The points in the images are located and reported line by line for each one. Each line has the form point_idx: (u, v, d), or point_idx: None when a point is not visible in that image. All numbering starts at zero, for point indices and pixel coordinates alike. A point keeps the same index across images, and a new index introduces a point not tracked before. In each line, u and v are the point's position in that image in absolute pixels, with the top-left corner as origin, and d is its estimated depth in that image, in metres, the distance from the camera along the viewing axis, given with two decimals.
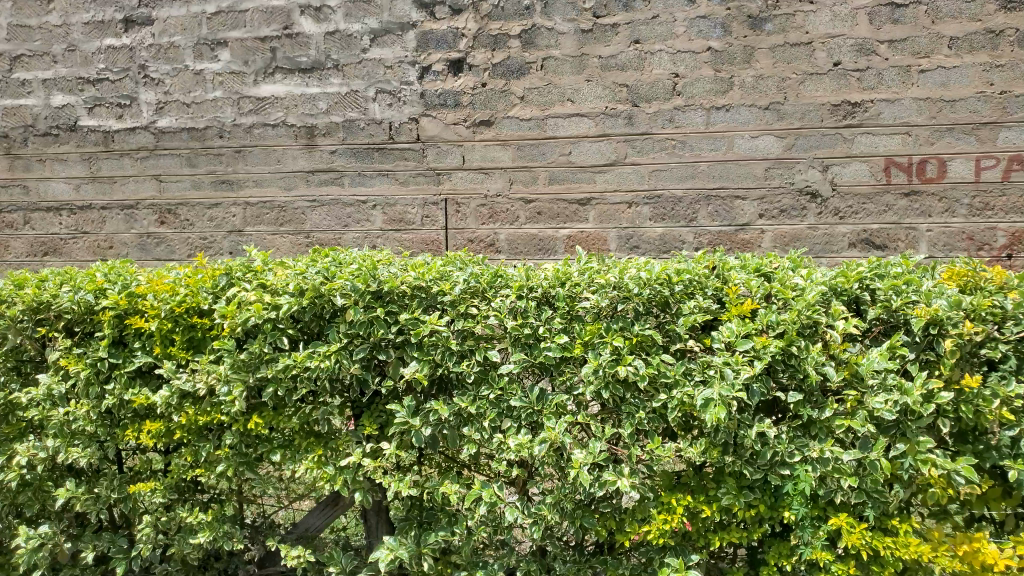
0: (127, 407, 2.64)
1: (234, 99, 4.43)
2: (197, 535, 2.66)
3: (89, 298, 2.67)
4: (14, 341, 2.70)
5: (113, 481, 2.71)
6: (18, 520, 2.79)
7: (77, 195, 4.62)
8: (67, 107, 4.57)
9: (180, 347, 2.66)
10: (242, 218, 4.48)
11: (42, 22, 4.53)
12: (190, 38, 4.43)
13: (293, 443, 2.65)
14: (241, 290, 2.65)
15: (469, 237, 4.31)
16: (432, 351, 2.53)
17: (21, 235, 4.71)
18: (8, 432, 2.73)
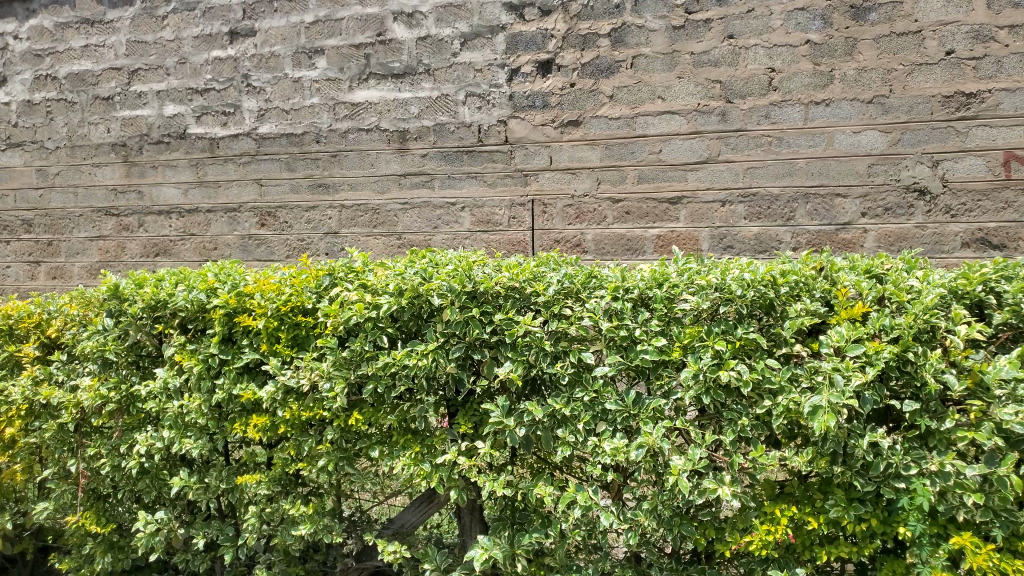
0: (235, 402, 2.75)
1: (330, 105, 4.57)
2: (298, 526, 2.74)
3: (202, 297, 2.79)
4: (134, 337, 2.86)
5: (222, 472, 2.83)
6: (138, 507, 2.95)
7: (185, 199, 4.86)
8: (178, 116, 4.82)
9: (285, 344, 2.76)
10: (338, 220, 4.60)
11: (157, 37, 4.80)
12: (290, 47, 4.60)
13: (390, 440, 2.70)
14: (343, 290, 2.73)
15: (557, 237, 4.28)
16: (526, 352, 2.52)
17: (136, 237, 4.96)
18: (129, 423, 2.87)
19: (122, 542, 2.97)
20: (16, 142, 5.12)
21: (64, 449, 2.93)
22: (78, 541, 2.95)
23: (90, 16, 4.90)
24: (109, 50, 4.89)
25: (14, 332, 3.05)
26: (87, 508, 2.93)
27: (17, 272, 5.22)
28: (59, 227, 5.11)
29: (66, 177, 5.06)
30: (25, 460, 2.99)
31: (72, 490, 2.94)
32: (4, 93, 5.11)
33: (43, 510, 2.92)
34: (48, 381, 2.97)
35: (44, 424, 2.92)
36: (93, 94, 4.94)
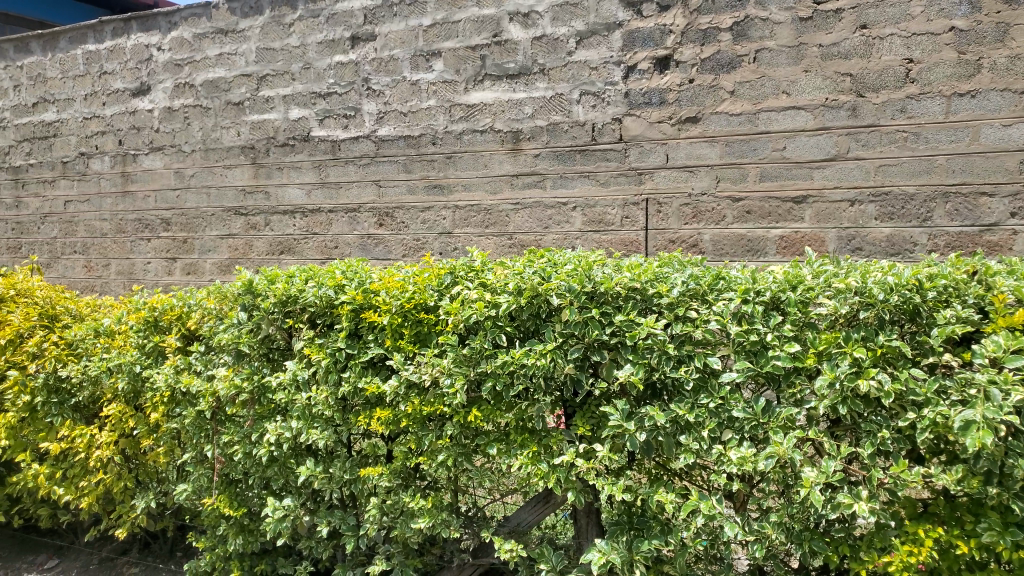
0: (359, 395, 2.84)
1: (446, 107, 4.64)
2: (418, 520, 2.79)
3: (331, 293, 2.91)
4: (267, 331, 3.00)
5: (346, 463, 2.91)
6: (267, 493, 3.06)
7: (308, 200, 5.06)
8: (302, 119, 5.02)
9: (408, 340, 2.81)
10: (452, 220, 4.67)
11: (285, 44, 5.02)
12: (408, 50, 4.71)
13: (509, 438, 2.70)
14: (464, 289, 2.76)
15: (672, 237, 4.19)
16: (647, 356, 2.46)
17: (263, 235, 5.21)
18: (260, 412, 3.00)
19: (251, 526, 3.10)
20: (156, 147, 5.47)
21: (200, 435, 3.09)
22: (213, 522, 3.12)
23: (225, 26, 5.19)
24: (241, 57, 5.15)
25: (158, 323, 3.25)
26: (222, 492, 3.09)
27: (156, 268, 5.58)
28: (193, 225, 5.42)
29: (200, 179, 5.36)
30: (167, 443, 3.19)
31: (208, 474, 3.12)
32: (147, 100, 5.47)
33: (184, 491, 3.13)
34: (188, 370, 3.14)
35: (184, 411, 3.10)
36: (225, 99, 5.22)
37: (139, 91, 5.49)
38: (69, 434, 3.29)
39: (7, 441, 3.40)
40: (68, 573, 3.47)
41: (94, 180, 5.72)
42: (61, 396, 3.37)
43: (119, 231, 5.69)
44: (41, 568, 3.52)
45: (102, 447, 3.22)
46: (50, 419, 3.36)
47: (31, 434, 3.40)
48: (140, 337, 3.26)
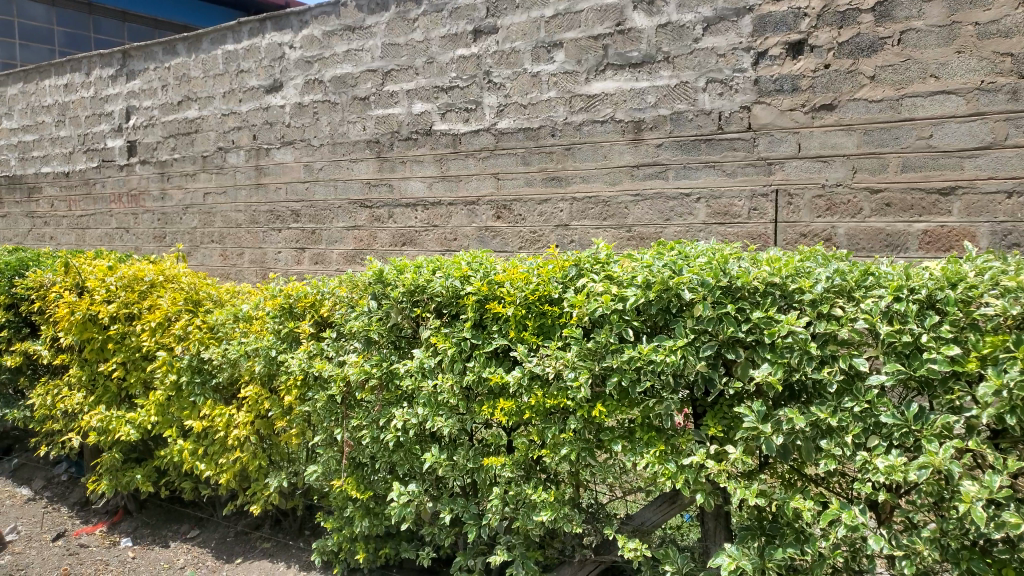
0: (483, 385, 2.85)
1: (567, 98, 4.60)
2: (540, 512, 2.77)
3: (457, 283, 2.94)
4: (395, 319, 3.07)
5: (470, 451, 2.94)
6: (393, 478, 3.12)
7: (429, 193, 5.14)
8: (425, 113, 5.11)
9: (532, 332, 2.80)
10: (569, 213, 4.63)
11: (409, 39, 5.12)
12: (530, 42, 4.69)
13: (634, 435, 2.64)
14: (590, 281, 2.71)
15: (802, 231, 3.98)
16: (786, 355, 2.34)
17: (386, 227, 5.35)
18: (388, 398, 3.07)
19: (377, 509, 3.17)
20: (288, 141, 5.71)
21: (332, 419, 3.20)
22: (341, 503, 3.22)
23: (352, 23, 5.35)
24: (367, 53, 5.30)
25: (292, 310, 3.39)
26: (351, 474, 3.18)
27: (286, 257, 5.84)
28: (321, 217, 5.63)
29: (328, 172, 5.56)
30: (299, 426, 3.31)
31: (337, 456, 3.22)
32: (280, 97, 5.72)
33: (314, 472, 3.25)
34: (320, 355, 3.25)
35: (315, 395, 3.20)
36: (352, 95, 5.39)
37: (272, 88, 5.75)
38: (211, 413, 3.48)
39: (156, 417, 3.64)
40: (207, 544, 3.69)
41: (230, 173, 6.04)
42: (203, 376, 3.56)
43: (252, 222, 5.99)
44: (185, 537, 3.78)
45: (240, 427, 3.39)
46: (194, 398, 3.56)
47: (177, 411, 3.62)
48: (276, 322, 3.41)
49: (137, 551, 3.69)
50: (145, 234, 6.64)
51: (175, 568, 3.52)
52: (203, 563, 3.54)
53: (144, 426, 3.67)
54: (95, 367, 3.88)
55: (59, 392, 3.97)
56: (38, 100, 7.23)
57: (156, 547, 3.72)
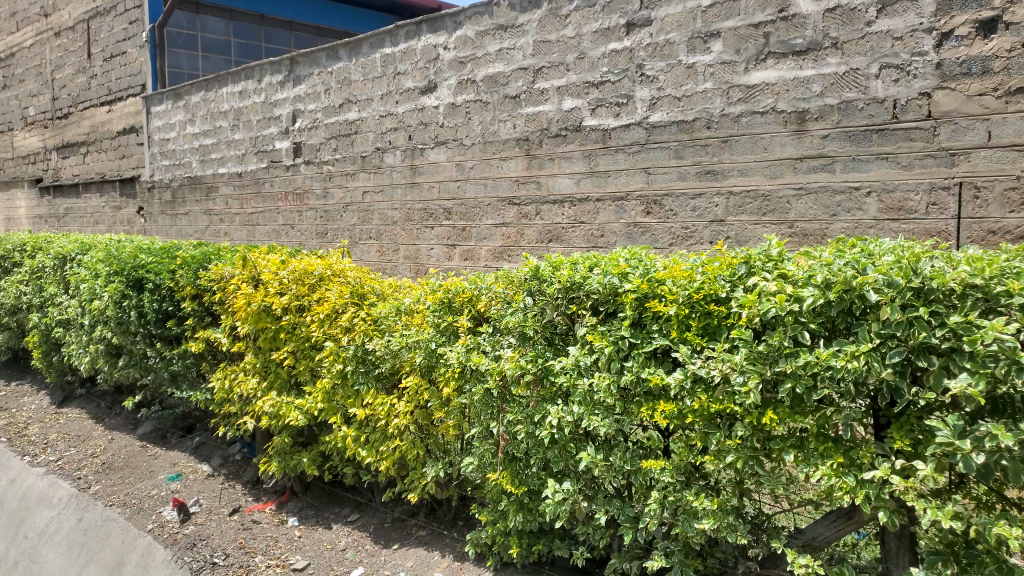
0: (641, 385, 2.77)
1: (724, 89, 4.42)
2: (702, 520, 2.68)
3: (616, 281, 2.88)
4: (551, 315, 3.06)
5: (627, 453, 2.87)
6: (546, 475, 3.11)
7: (578, 189, 5.11)
8: (576, 109, 5.07)
9: (696, 333, 2.70)
10: (725, 208, 4.45)
11: (561, 35, 5.11)
12: (685, 33, 4.55)
13: (808, 446, 2.49)
14: (761, 280, 2.59)
15: (992, 227, 3.60)
16: (990, 365, 2.12)
17: (534, 224, 5.36)
18: (543, 394, 3.06)
19: (530, 505, 3.17)
20: (441, 141, 5.86)
21: (488, 413, 3.23)
22: (495, 496, 3.25)
23: (505, 22, 5.41)
24: (519, 52, 5.34)
25: (452, 304, 3.49)
26: (506, 468, 3.20)
27: (438, 254, 6.01)
28: (470, 214, 5.73)
29: (479, 170, 5.65)
30: (456, 417, 3.37)
31: (492, 450, 3.25)
32: (434, 98, 5.88)
33: (470, 464, 3.30)
34: (477, 349, 3.30)
35: (473, 388, 3.25)
36: (503, 93, 5.45)
37: (427, 89, 5.93)
38: (374, 402, 3.64)
39: (322, 404, 3.84)
40: (367, 528, 3.84)
41: (387, 172, 6.29)
42: (367, 366, 3.72)
43: (407, 219, 6.20)
44: (345, 520, 3.95)
45: (401, 416, 3.52)
46: (358, 386, 3.72)
47: (342, 398, 3.79)
48: (436, 316, 3.50)
49: (303, 530, 3.92)
50: (309, 230, 7.03)
51: (336, 550, 3.70)
52: (363, 546, 3.69)
53: (311, 412, 3.88)
54: (268, 355, 4.14)
55: (236, 376, 4.28)
56: (217, 106, 7.84)
57: (320, 527, 3.92)
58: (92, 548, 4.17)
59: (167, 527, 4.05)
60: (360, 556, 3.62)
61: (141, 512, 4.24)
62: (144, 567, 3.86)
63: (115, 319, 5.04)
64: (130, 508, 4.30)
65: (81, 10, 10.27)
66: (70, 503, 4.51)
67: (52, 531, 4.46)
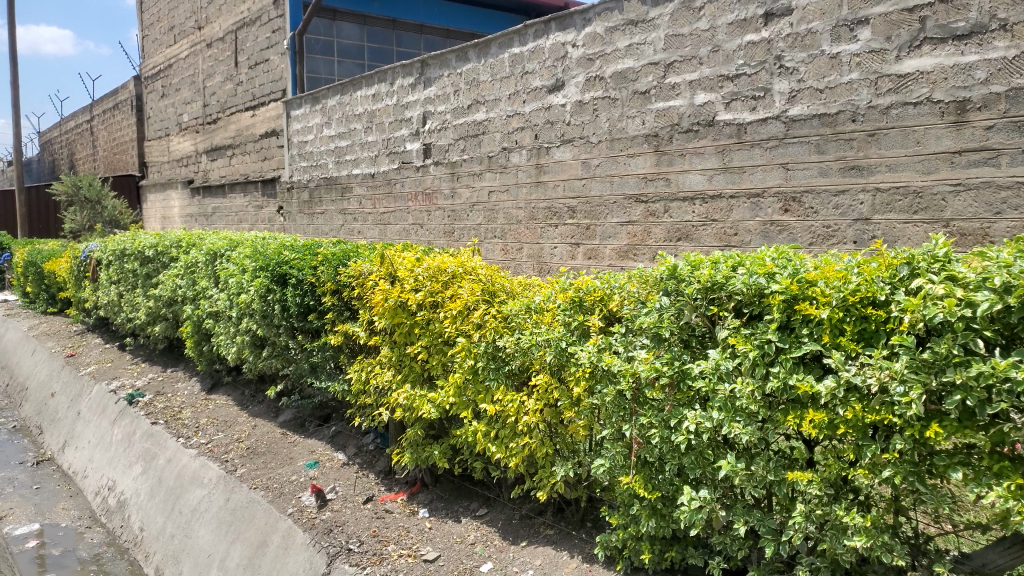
0: (788, 392, 2.63)
1: (872, 79, 4.15)
2: (852, 537, 2.51)
3: (762, 281, 2.77)
4: (690, 317, 2.96)
5: (770, 463, 2.74)
6: (681, 481, 3.01)
7: (710, 185, 4.94)
8: (709, 103, 4.91)
9: (850, 338, 2.54)
10: (871, 205, 4.19)
11: (694, 28, 4.96)
12: (830, 22, 4.31)
13: (980, 464, 2.30)
14: (927, 282, 2.39)
15: None
16: None
17: (662, 222, 5.24)
18: (679, 398, 2.96)
19: (664, 510, 3.08)
20: (567, 139, 5.84)
21: (620, 414, 3.16)
22: (627, 500, 3.17)
23: (635, 18, 5.32)
24: (650, 47, 5.23)
25: (582, 303, 3.45)
26: (638, 472, 3.12)
27: (562, 252, 5.98)
28: (596, 213, 5.67)
29: (605, 168, 5.59)
30: (587, 418, 3.32)
31: (624, 452, 3.19)
32: (562, 96, 5.87)
33: (601, 466, 3.23)
34: (609, 349, 3.24)
35: (605, 388, 3.19)
36: (633, 89, 5.36)
37: (555, 87, 5.92)
38: (503, 399, 3.66)
39: (454, 398, 3.90)
40: (495, 523, 3.87)
41: (513, 171, 6.33)
42: (498, 362, 3.74)
43: (531, 218, 6.21)
44: (474, 514, 4.00)
45: (530, 413, 3.51)
46: (489, 382, 3.75)
47: (472, 394, 3.84)
48: (567, 315, 3.47)
49: (433, 522, 4.00)
50: (437, 229, 7.20)
51: (466, 543, 3.75)
52: (491, 541, 3.72)
53: (443, 406, 3.96)
54: (403, 349, 4.25)
55: (372, 369, 4.43)
56: (351, 109, 8.15)
57: (449, 521, 3.99)
58: (238, 528, 4.43)
59: (306, 511, 4.24)
60: (488, 551, 3.64)
61: (281, 496, 4.47)
62: (284, 549, 4.04)
63: (261, 312, 5.33)
64: (273, 492, 4.53)
65: (230, 21, 10.97)
66: (219, 484, 4.81)
67: (203, 509, 4.78)
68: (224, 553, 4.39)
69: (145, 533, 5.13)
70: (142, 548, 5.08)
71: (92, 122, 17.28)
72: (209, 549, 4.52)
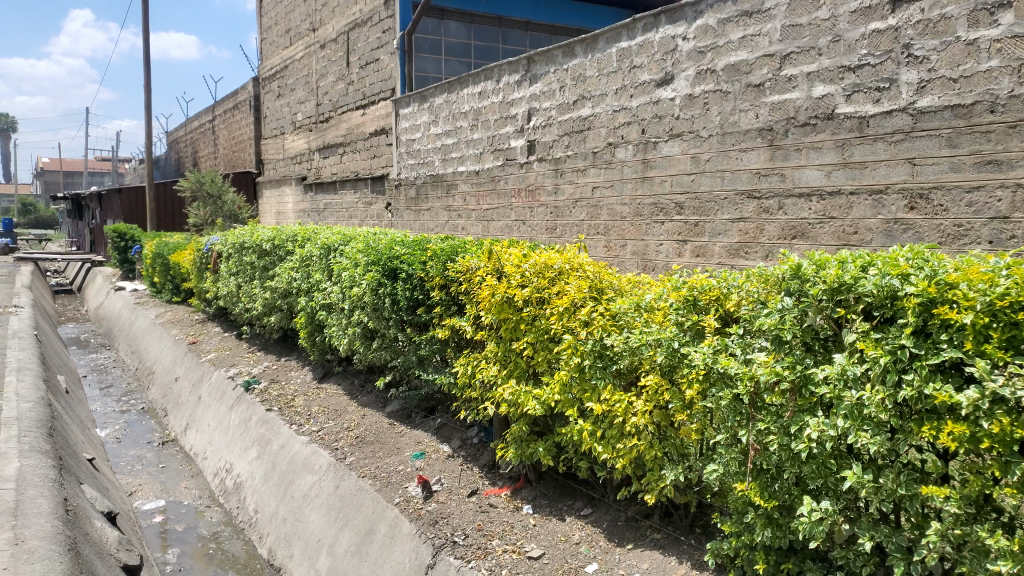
0: (923, 402, 2.46)
1: (1013, 66, 3.84)
2: (996, 561, 2.31)
3: (895, 283, 2.60)
4: (814, 319, 2.84)
5: (901, 476, 2.56)
6: (801, 490, 2.87)
7: (828, 182, 4.71)
8: (828, 96, 4.68)
9: (997, 345, 2.35)
10: (1010, 203, 3.87)
11: (813, 18, 4.74)
12: (966, 6, 4.01)
13: None
14: None
15: None
16: None
17: (775, 220, 5.03)
18: (801, 405, 2.83)
19: (781, 520, 2.94)
20: (676, 134, 5.71)
21: (736, 419, 3.05)
22: (740, 507, 3.06)
23: (750, 8, 5.14)
24: (765, 38, 5.04)
25: (696, 303, 3.36)
26: (754, 479, 3.00)
27: (667, 250, 5.84)
28: (706, 209, 5.51)
29: (715, 163, 5.42)
30: (700, 421, 3.23)
31: (739, 458, 3.06)
32: (670, 90, 5.74)
33: (713, 471, 3.13)
34: (724, 351, 3.14)
35: (720, 392, 3.08)
36: (746, 82, 5.18)
37: (664, 81, 5.79)
38: (610, 398, 3.60)
39: (559, 396, 3.88)
40: (600, 524, 3.83)
41: (618, 167, 6.24)
42: (605, 361, 3.69)
43: (636, 215, 6.11)
44: (578, 514, 3.97)
45: (639, 415, 3.44)
46: (595, 381, 3.69)
47: (578, 392, 3.80)
48: (679, 315, 3.38)
49: (537, 519, 3.99)
50: (539, 226, 7.19)
51: (571, 542, 3.72)
52: (596, 542, 3.68)
53: (548, 402, 3.94)
54: (508, 344, 4.27)
55: (478, 364, 4.47)
56: (458, 107, 8.26)
57: (553, 519, 3.97)
58: (347, 515, 4.57)
59: (412, 502, 4.32)
60: (594, 552, 3.60)
61: (388, 485, 4.57)
62: (391, 538, 4.14)
63: (371, 305, 5.49)
64: (380, 481, 4.64)
65: (342, 23, 11.33)
66: (329, 472, 4.97)
67: (314, 494, 4.96)
68: (334, 538, 4.55)
69: (259, 514, 5.37)
70: (256, 528, 5.32)
71: (214, 122, 18.25)
72: (320, 534, 4.69)
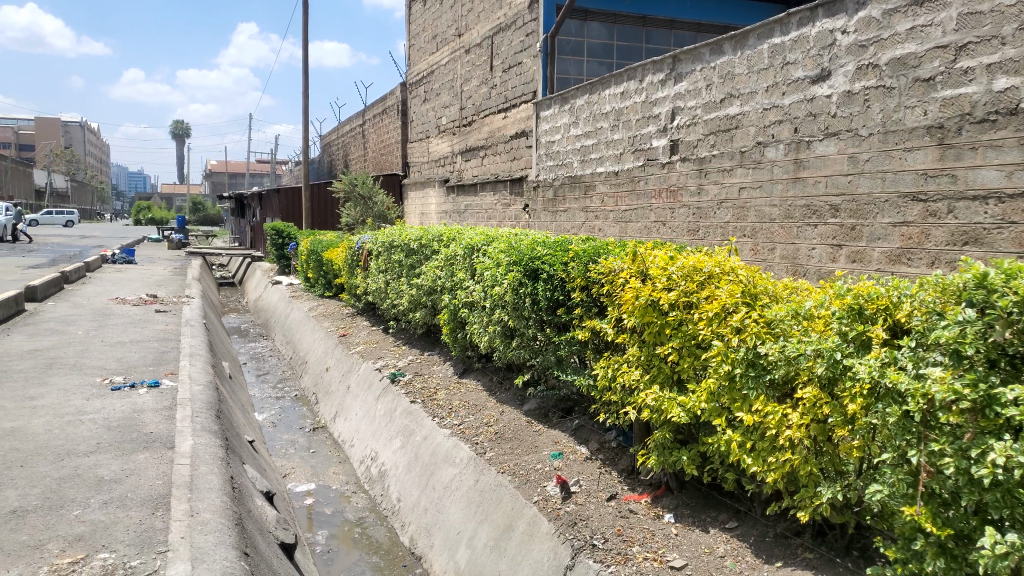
0: None
1: None
2: None
3: None
4: (1001, 334, 2.57)
5: None
6: (981, 520, 2.63)
7: (1009, 182, 4.27)
8: (1011, 89, 4.23)
9: None
10: None
11: (996, 5, 4.33)
12: None
13: None
14: None
15: None
16: None
17: (944, 224, 4.65)
18: (984, 426, 2.57)
19: (956, 551, 2.70)
20: (832, 132, 5.41)
21: (905, 438, 2.79)
22: (908, 533, 2.84)
23: None
24: (937, 28, 4.66)
25: (862, 312, 3.15)
26: (924, 504, 2.77)
27: (820, 254, 5.54)
28: (864, 212, 5.19)
29: (876, 163, 5.08)
30: (863, 438, 3.03)
31: (907, 480, 2.83)
32: (827, 86, 5.45)
33: (877, 492, 2.91)
34: (893, 365, 2.90)
35: (888, 408, 2.85)
36: (914, 76, 4.82)
37: (820, 77, 5.51)
38: (763, 409, 3.46)
39: (706, 404, 3.77)
40: (746, 538, 3.69)
41: (768, 167, 5.99)
42: (757, 370, 3.54)
43: (787, 217, 5.84)
44: (723, 526, 3.84)
45: (794, 428, 3.29)
46: (746, 391, 3.56)
47: (727, 401, 3.67)
48: (843, 324, 3.20)
49: (679, 528, 3.90)
50: (681, 227, 7.03)
51: (715, 555, 3.60)
52: (743, 557, 3.54)
53: (694, 410, 3.85)
54: (652, 349, 4.19)
55: (619, 367, 4.43)
56: (599, 108, 8.23)
57: (696, 529, 3.86)
58: (486, 509, 4.65)
59: (550, 501, 4.33)
60: (739, 567, 3.47)
61: (527, 483, 4.61)
62: (530, 536, 4.17)
63: (512, 304, 5.57)
64: (519, 479, 4.68)
65: (487, 28, 11.60)
66: (469, 465, 5.08)
67: (455, 487, 5.09)
68: (473, 532, 4.64)
69: (402, 503, 5.59)
70: (399, 516, 5.53)
71: (363, 126, 19.19)
72: (459, 527, 4.80)
